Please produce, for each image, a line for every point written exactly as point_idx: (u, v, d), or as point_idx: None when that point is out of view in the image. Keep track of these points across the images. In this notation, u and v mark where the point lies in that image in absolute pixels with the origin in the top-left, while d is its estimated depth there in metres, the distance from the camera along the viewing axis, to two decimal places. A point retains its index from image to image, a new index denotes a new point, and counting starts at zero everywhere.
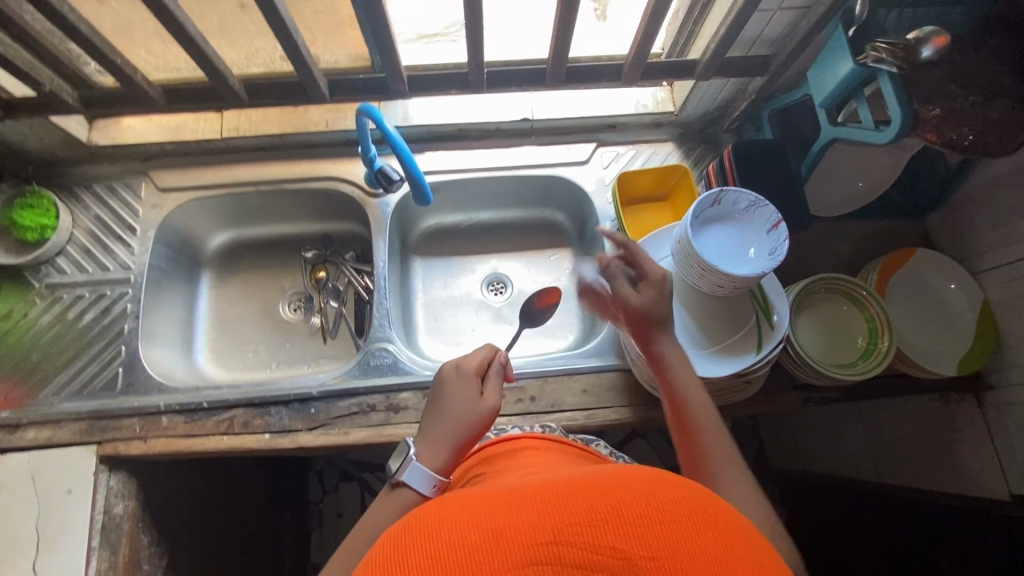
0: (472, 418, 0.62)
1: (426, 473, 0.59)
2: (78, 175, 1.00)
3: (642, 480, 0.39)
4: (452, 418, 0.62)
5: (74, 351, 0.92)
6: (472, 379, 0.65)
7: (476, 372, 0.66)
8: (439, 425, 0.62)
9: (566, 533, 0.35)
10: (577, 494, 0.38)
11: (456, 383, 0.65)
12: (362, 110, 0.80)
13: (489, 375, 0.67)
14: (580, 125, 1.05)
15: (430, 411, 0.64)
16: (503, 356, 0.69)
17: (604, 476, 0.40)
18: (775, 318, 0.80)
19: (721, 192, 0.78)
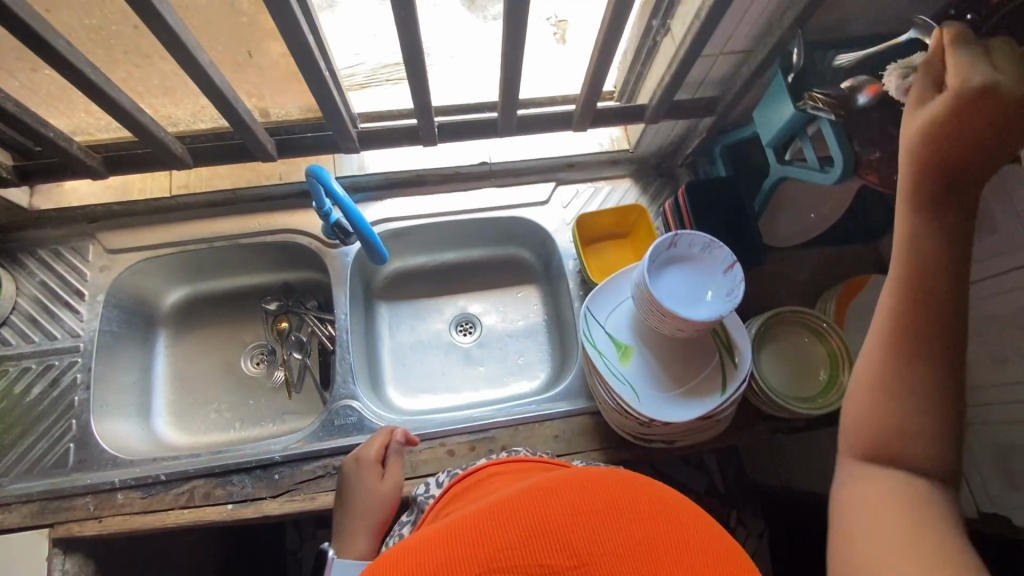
0: (377, 501, 0.78)
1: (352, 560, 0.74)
2: (21, 241, 0.97)
3: (576, 484, 0.41)
4: (365, 508, 0.78)
5: (23, 428, 0.88)
6: (371, 467, 0.80)
7: (374, 460, 0.81)
8: (352, 514, 0.77)
9: (498, 557, 0.37)
10: (501, 516, 0.39)
11: (358, 472, 0.80)
12: (311, 171, 0.80)
13: (387, 459, 0.82)
14: (538, 165, 1.05)
15: (344, 507, 0.79)
16: (397, 438, 0.83)
17: (523, 490, 0.41)
18: (739, 357, 0.81)
19: (676, 235, 0.79)
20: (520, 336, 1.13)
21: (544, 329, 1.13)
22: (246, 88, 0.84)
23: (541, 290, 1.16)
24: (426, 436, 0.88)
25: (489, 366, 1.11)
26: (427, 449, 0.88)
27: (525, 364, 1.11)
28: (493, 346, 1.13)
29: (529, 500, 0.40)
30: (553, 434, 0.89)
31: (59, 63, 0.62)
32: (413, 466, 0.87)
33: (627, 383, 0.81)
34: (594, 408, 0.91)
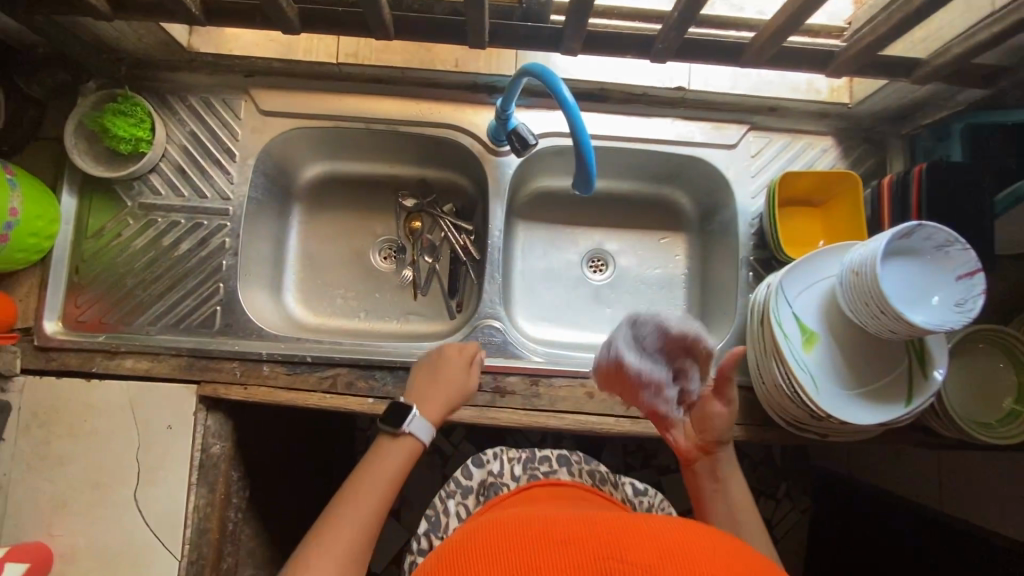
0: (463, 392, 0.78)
1: (428, 428, 0.74)
2: (171, 83, 0.89)
3: (712, 542, 0.43)
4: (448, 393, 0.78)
5: (170, 282, 0.87)
6: (465, 368, 0.79)
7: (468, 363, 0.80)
8: (434, 394, 0.76)
9: (628, 556, 0.40)
10: (637, 532, 0.43)
11: (453, 362, 0.79)
12: (528, 68, 0.70)
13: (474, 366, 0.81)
14: (735, 104, 0.92)
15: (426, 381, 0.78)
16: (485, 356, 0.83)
17: (658, 523, 0.45)
18: (933, 372, 0.74)
19: (919, 226, 0.68)
20: (656, 284, 1.07)
21: (682, 282, 1.06)
22: None
23: (689, 240, 1.07)
24: (568, 374, 0.85)
25: (616, 309, 1.06)
26: (567, 386, 0.85)
27: (656, 315, 1.06)
28: (625, 289, 1.07)
29: (652, 526, 0.44)
30: None
31: None
32: (551, 400, 0.84)
33: (806, 371, 0.75)
34: (742, 382, 0.87)
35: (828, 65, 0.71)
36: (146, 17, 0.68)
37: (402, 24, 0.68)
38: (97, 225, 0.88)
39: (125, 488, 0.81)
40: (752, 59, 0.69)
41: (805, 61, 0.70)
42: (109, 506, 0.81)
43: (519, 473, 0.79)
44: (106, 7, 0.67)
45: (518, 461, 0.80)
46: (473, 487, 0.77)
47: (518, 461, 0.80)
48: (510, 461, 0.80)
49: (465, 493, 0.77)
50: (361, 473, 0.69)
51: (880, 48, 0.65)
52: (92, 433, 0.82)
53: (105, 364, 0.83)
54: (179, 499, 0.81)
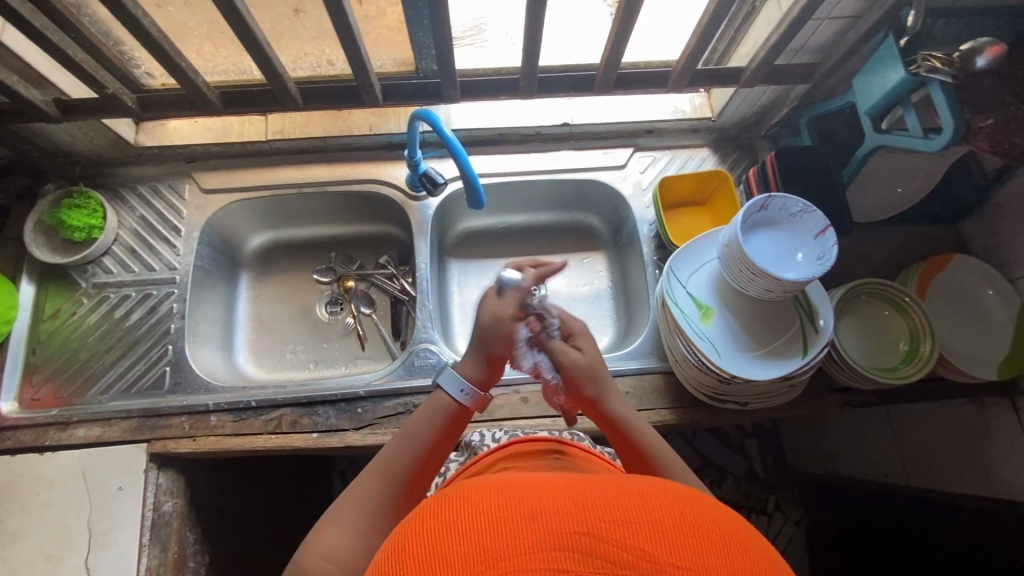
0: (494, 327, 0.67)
1: (457, 379, 0.67)
2: (122, 177, 1.02)
3: (688, 501, 0.40)
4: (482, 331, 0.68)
5: (122, 350, 0.93)
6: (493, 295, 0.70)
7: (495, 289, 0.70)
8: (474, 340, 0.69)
9: (602, 527, 0.36)
10: (608, 496, 0.39)
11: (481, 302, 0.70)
12: (418, 115, 0.80)
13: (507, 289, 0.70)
14: (617, 130, 1.06)
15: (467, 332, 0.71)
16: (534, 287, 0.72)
17: (638, 485, 0.41)
18: (820, 323, 0.81)
19: (769, 197, 0.79)
20: (586, 299, 1.15)
21: (609, 294, 1.15)
22: None
23: (608, 256, 1.17)
24: (502, 383, 0.91)
25: None
26: (502, 395, 0.91)
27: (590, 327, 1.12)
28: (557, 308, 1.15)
29: (622, 488, 0.40)
30: (624, 390, 0.91)
31: None
32: (488, 410, 0.90)
33: (707, 340, 0.82)
34: (663, 367, 0.93)
35: (667, 82, 0.85)
36: (90, 116, 0.80)
37: (307, 94, 0.82)
38: (53, 308, 0.95)
39: (76, 557, 0.81)
40: (602, 84, 0.82)
41: (647, 81, 0.84)
42: None
43: None
44: (56, 111, 0.79)
45: None
46: None
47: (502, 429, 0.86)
48: (493, 431, 0.85)
49: None
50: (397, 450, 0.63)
51: (697, 61, 0.79)
52: (43, 505, 0.83)
53: (59, 435, 0.87)
54: (130, 561, 0.81)
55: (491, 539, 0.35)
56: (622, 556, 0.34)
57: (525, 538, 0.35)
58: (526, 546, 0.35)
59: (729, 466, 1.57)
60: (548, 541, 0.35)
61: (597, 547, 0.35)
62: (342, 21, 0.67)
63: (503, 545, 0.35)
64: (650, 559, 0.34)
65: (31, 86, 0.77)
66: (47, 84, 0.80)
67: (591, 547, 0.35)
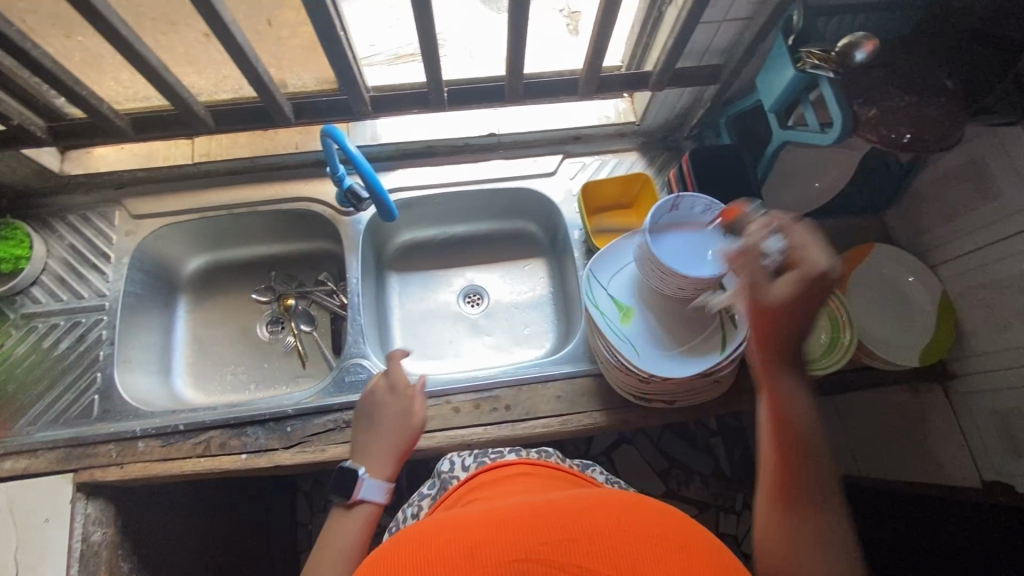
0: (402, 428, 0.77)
1: (379, 485, 0.74)
2: (51, 206, 1.02)
3: (618, 508, 0.44)
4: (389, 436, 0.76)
5: (51, 379, 0.93)
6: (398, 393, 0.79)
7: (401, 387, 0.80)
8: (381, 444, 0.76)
9: (537, 550, 0.39)
10: (547, 520, 0.42)
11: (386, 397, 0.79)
12: (325, 132, 0.80)
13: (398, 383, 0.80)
14: (545, 138, 1.08)
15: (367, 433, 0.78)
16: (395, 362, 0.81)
17: (575, 503, 0.44)
18: (737, 317, 0.82)
19: (678, 197, 0.80)
20: (528, 306, 1.15)
21: (550, 300, 1.15)
22: (267, 57, 0.89)
23: (548, 263, 1.18)
24: (433, 394, 0.91)
25: (495, 336, 1.13)
26: (434, 406, 0.91)
27: (532, 334, 1.13)
28: (500, 316, 1.15)
29: (563, 509, 0.44)
30: (556, 395, 0.92)
31: (99, 21, 0.64)
32: None
33: (626, 341, 0.82)
34: (595, 370, 0.93)
35: (576, 90, 0.87)
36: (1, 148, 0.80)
37: (220, 116, 0.83)
38: None
39: None
40: (510, 93, 0.83)
41: (555, 89, 0.86)
42: None
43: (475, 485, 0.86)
44: None
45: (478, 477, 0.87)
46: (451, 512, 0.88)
47: (470, 454, 0.83)
48: (462, 457, 0.83)
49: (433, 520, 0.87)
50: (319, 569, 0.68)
51: (600, 67, 0.81)
52: None
53: None
54: None
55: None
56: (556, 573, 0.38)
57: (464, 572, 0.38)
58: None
59: (694, 465, 1.57)
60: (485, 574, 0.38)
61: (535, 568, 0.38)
62: (232, 43, 0.68)
63: None
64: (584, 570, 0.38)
65: None
66: None
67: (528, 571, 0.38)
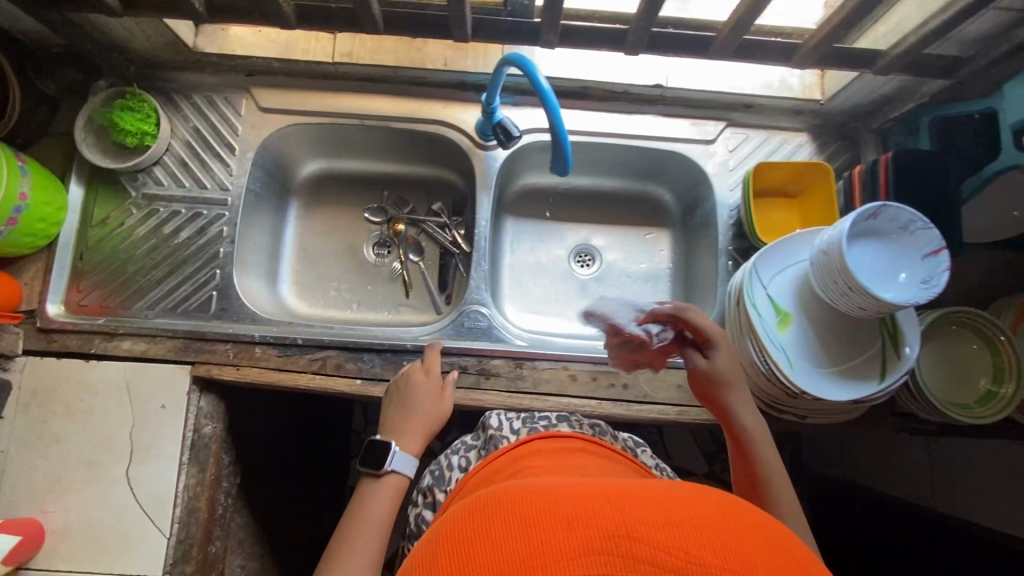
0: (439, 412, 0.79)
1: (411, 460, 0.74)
2: (177, 82, 0.95)
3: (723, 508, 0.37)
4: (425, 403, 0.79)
5: (170, 268, 0.91)
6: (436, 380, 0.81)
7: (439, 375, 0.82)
8: (412, 418, 0.77)
9: (636, 527, 0.33)
10: (638, 503, 0.36)
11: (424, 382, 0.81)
12: (508, 59, 0.74)
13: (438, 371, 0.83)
14: (713, 101, 0.97)
15: (399, 409, 0.78)
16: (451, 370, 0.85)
17: (673, 493, 0.38)
18: (905, 349, 0.75)
19: (883, 205, 0.71)
20: (642, 278, 1.10)
21: (667, 276, 1.09)
22: None
23: (673, 235, 1.10)
24: (552, 357, 0.87)
25: (603, 302, 1.08)
26: (551, 369, 0.87)
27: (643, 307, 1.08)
28: (612, 282, 1.10)
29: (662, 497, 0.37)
30: (678, 383, 0.88)
31: None
32: (535, 382, 0.87)
33: (782, 351, 0.77)
34: None
35: (792, 58, 0.75)
36: (152, 13, 0.72)
37: (390, 20, 0.74)
38: (102, 214, 0.92)
39: (118, 467, 0.83)
40: (720, 50, 0.73)
41: (770, 53, 0.75)
42: (100, 485, 0.82)
43: (519, 427, 0.79)
44: (116, 3, 0.72)
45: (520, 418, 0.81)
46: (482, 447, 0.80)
47: (517, 418, 0.81)
48: (509, 419, 0.80)
49: (469, 449, 0.81)
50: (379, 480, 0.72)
51: (837, 38, 0.69)
52: (87, 412, 0.84)
53: (104, 346, 0.86)
54: (169, 477, 0.83)
55: (519, 548, 0.33)
56: (659, 555, 0.31)
57: (554, 546, 0.33)
58: (568, 552, 0.32)
59: None
60: (581, 546, 0.32)
61: (635, 547, 0.32)
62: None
63: (532, 546, 0.33)
64: (692, 559, 0.31)
65: None
66: None
67: (627, 548, 0.32)
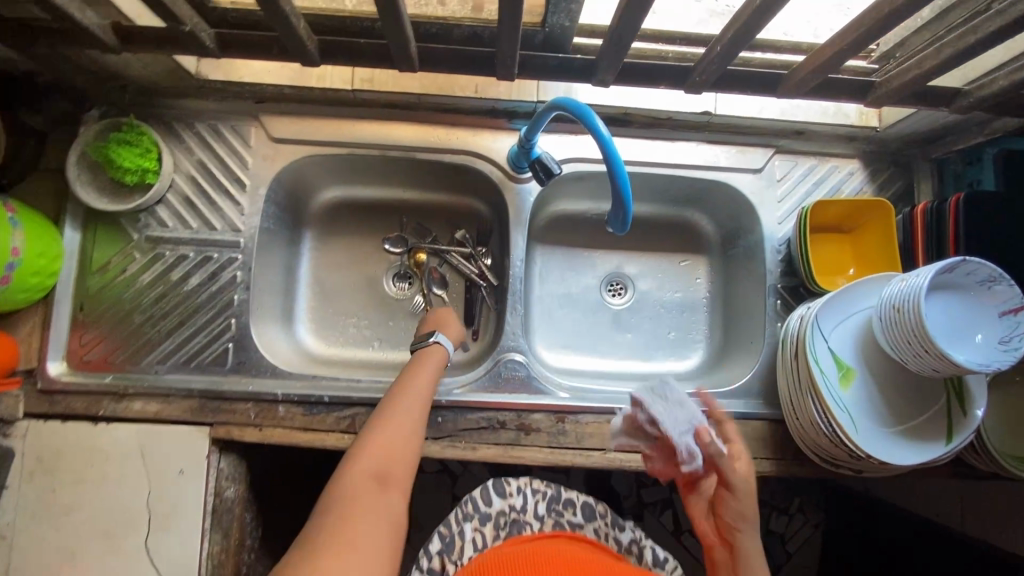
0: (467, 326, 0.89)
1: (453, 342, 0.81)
2: (178, 110, 0.86)
3: None
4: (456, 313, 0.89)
5: (179, 318, 0.84)
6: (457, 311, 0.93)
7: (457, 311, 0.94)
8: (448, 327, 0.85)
9: None
10: None
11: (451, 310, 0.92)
12: (556, 103, 0.69)
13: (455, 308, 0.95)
14: (762, 127, 0.90)
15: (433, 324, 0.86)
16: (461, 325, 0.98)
17: None
18: (974, 409, 0.71)
19: (964, 262, 0.66)
20: (678, 309, 1.04)
21: (704, 307, 1.04)
22: None
23: (710, 264, 1.05)
24: (596, 410, 0.82)
25: (638, 335, 1.03)
26: (594, 423, 0.82)
27: (679, 340, 1.03)
28: (647, 313, 1.04)
29: None
30: None
31: None
32: (577, 437, 0.82)
33: (845, 409, 0.73)
34: (772, 414, 0.85)
35: (867, 95, 0.69)
36: (156, 49, 0.64)
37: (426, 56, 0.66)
38: (102, 260, 0.84)
39: (136, 538, 0.77)
40: (792, 89, 0.66)
41: (843, 91, 0.68)
42: (118, 557, 0.77)
43: (543, 513, 0.80)
44: (114, 39, 0.63)
45: (542, 499, 0.81)
46: (492, 515, 0.78)
47: (543, 497, 0.81)
48: (535, 496, 0.81)
49: (483, 519, 0.77)
50: (398, 393, 0.71)
51: (926, 79, 0.63)
52: (98, 479, 0.78)
53: (113, 407, 0.80)
54: (192, 547, 0.77)
55: None
56: None
57: None
58: None
59: None
60: None
61: None
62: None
63: None
64: None
65: (87, 7, 0.61)
66: (101, 2, 0.62)
67: None
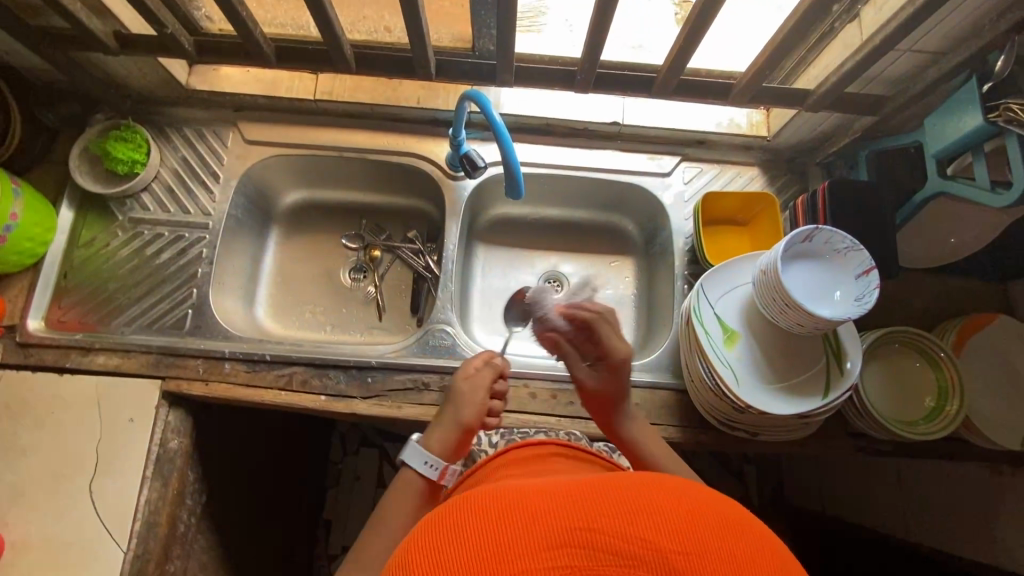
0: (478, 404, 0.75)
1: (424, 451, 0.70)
2: (169, 116, 1.02)
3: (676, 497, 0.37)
4: (465, 408, 0.73)
5: (149, 287, 0.95)
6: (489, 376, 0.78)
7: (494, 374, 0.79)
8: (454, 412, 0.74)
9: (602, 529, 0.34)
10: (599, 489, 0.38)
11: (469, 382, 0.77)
12: (467, 95, 0.82)
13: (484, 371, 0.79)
14: (668, 136, 1.04)
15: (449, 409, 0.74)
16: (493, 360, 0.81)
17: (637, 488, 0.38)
18: (847, 365, 0.78)
19: (816, 229, 0.75)
20: (608, 303, 1.13)
21: (632, 302, 1.13)
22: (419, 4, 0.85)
23: (637, 263, 1.15)
24: (513, 375, 0.90)
25: None
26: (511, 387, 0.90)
27: None
28: None
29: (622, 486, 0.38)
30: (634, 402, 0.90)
31: None
32: None
33: (728, 366, 0.80)
34: (678, 385, 0.91)
35: (728, 94, 0.83)
36: (145, 53, 0.81)
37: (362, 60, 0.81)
38: (90, 237, 0.97)
39: (81, 480, 0.84)
40: (660, 87, 0.81)
41: (706, 91, 0.82)
42: (63, 497, 0.83)
43: (498, 441, 0.85)
44: (114, 43, 0.80)
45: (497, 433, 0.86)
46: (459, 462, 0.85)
47: (496, 433, 0.86)
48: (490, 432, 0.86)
49: None
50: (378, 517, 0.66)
51: (763, 76, 0.76)
52: (55, 424, 0.86)
53: (79, 360, 0.89)
54: (131, 489, 0.84)
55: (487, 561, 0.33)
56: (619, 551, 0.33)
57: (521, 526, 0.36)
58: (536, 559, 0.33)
59: None
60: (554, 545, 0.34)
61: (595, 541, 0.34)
62: None
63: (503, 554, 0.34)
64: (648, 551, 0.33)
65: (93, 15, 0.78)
66: (107, 14, 0.80)
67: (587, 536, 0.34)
